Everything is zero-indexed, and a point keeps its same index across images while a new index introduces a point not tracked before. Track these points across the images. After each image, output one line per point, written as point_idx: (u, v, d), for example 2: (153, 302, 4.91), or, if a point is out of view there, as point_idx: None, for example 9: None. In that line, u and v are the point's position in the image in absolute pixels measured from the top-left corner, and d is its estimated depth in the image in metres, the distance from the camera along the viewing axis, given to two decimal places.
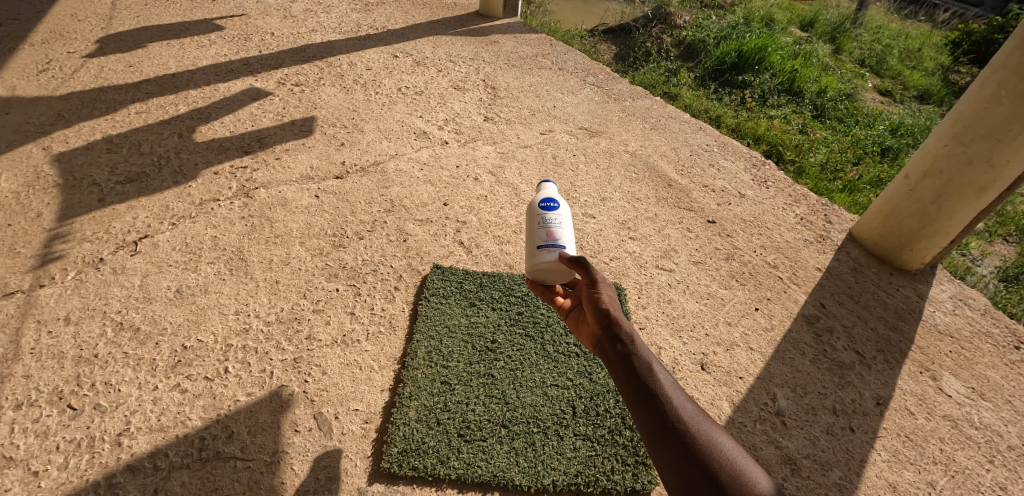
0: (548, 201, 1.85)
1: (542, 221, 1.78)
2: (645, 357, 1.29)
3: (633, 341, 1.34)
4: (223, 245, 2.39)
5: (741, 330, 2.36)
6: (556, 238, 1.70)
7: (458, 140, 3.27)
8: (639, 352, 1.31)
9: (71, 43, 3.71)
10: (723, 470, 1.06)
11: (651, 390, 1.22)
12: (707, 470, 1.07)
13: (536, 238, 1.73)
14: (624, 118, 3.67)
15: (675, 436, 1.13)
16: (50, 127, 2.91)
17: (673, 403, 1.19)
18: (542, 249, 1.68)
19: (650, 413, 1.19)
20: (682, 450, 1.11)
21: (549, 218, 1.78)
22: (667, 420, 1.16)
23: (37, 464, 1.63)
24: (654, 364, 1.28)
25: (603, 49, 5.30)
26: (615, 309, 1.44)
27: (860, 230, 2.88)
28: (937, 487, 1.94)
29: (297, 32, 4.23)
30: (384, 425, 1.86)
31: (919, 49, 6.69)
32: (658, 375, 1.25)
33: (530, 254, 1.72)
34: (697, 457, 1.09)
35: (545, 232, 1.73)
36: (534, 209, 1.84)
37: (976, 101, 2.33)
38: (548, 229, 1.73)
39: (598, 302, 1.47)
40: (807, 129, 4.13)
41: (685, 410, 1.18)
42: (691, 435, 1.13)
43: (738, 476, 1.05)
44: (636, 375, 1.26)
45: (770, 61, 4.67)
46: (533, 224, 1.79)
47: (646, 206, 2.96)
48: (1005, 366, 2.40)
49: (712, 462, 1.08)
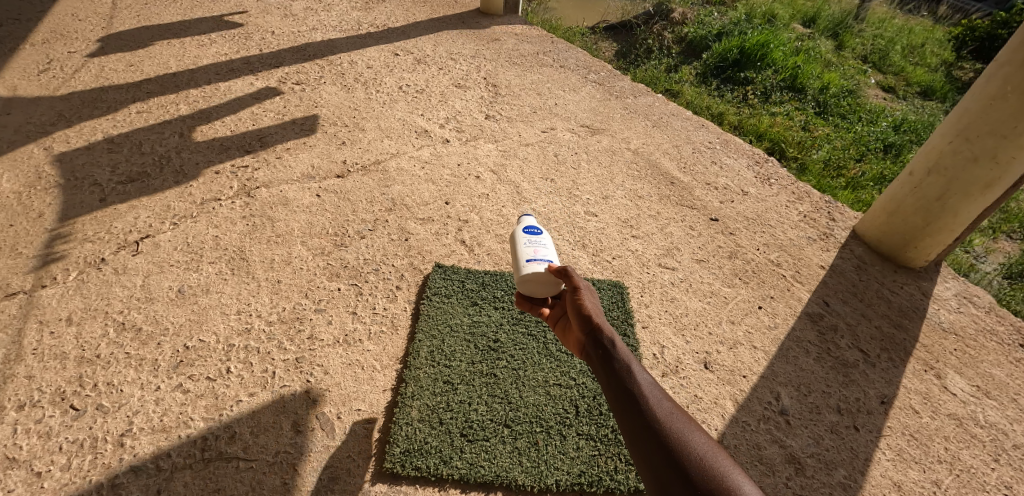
0: (529, 225, 1.89)
1: (525, 240, 1.80)
2: (624, 358, 1.29)
3: (613, 344, 1.34)
4: (224, 244, 2.39)
5: (744, 329, 2.35)
6: (542, 254, 1.72)
7: (460, 138, 3.26)
8: (619, 354, 1.30)
9: (71, 43, 3.70)
10: (696, 465, 1.04)
11: (628, 390, 1.21)
12: (680, 467, 1.04)
13: (521, 255, 1.73)
14: (626, 115, 3.66)
15: (650, 435, 1.12)
16: (51, 127, 2.90)
17: (649, 402, 1.18)
18: (530, 262, 1.68)
19: (627, 413, 1.17)
20: (657, 447, 1.09)
21: (532, 238, 1.81)
22: (643, 419, 1.15)
23: (40, 465, 1.63)
24: (633, 365, 1.27)
25: (604, 46, 5.27)
26: (597, 314, 1.44)
27: (864, 228, 2.86)
28: (942, 486, 1.92)
29: (297, 30, 4.22)
30: (386, 425, 1.85)
31: (922, 45, 6.65)
32: (636, 376, 1.24)
33: (517, 268, 1.70)
34: (671, 453, 1.07)
35: (530, 249, 1.74)
36: (515, 232, 1.87)
37: (979, 98, 2.32)
38: (532, 247, 1.75)
39: (582, 306, 1.48)
40: (809, 126, 4.11)
41: (661, 409, 1.17)
42: (666, 433, 1.11)
43: (711, 470, 1.03)
44: (614, 375, 1.26)
45: (772, 57, 4.65)
46: (516, 244, 1.80)
47: (648, 204, 2.95)
48: (1010, 365, 2.39)
49: (685, 458, 1.06)
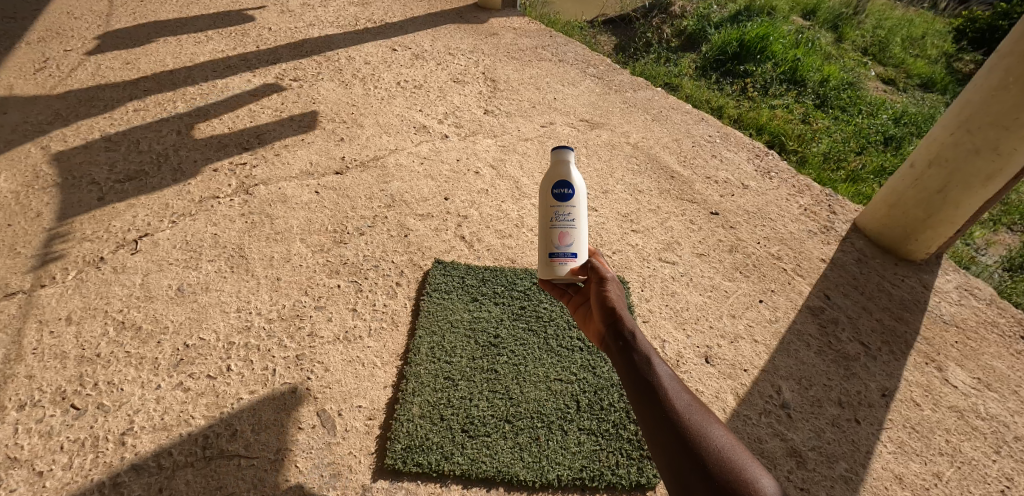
0: (565, 189, 1.61)
1: (554, 218, 1.61)
2: (644, 350, 1.26)
3: (633, 334, 1.31)
4: (223, 242, 2.38)
5: (744, 323, 2.35)
6: (571, 244, 1.59)
7: (458, 133, 3.25)
8: (637, 343, 1.28)
9: (67, 41, 3.68)
10: (715, 458, 1.04)
11: (648, 382, 1.19)
12: (699, 462, 1.04)
13: (548, 242, 1.59)
14: (625, 109, 3.64)
15: (668, 427, 1.11)
16: (48, 126, 2.89)
17: (668, 394, 1.16)
18: (555, 260, 1.58)
19: (647, 405, 1.16)
20: (675, 440, 1.09)
21: (564, 215, 1.61)
22: (663, 411, 1.14)
23: (41, 465, 1.63)
24: (652, 356, 1.25)
25: (603, 40, 5.23)
26: (620, 304, 1.40)
27: (864, 220, 2.85)
28: (943, 478, 1.93)
29: (295, 26, 4.20)
30: (387, 422, 1.85)
31: (922, 37, 6.62)
32: (655, 367, 1.22)
33: (541, 260, 1.61)
34: (689, 445, 1.07)
35: (558, 236, 1.59)
36: (547, 198, 1.63)
37: (984, 87, 2.30)
38: (560, 232, 1.59)
39: (604, 295, 1.44)
40: (809, 119, 4.09)
41: (680, 401, 1.15)
42: (685, 426, 1.11)
43: (729, 463, 1.03)
44: (633, 366, 1.24)
45: (771, 50, 4.62)
46: (546, 220, 1.62)
47: (648, 198, 2.94)
48: (1011, 357, 2.39)
49: (703, 451, 1.06)
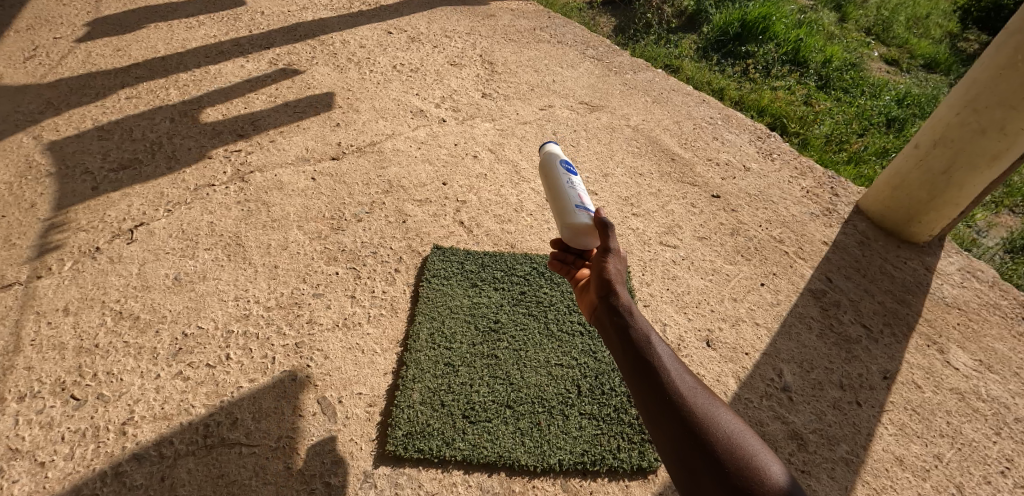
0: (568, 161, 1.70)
1: (568, 182, 1.63)
2: (642, 327, 1.18)
3: (629, 309, 1.23)
4: (219, 230, 2.36)
5: (746, 306, 2.33)
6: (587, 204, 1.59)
7: (456, 117, 3.20)
8: (634, 323, 1.19)
9: (57, 29, 3.62)
10: (722, 444, 0.96)
11: (649, 362, 1.11)
12: (707, 447, 0.96)
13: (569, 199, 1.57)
14: (625, 92, 3.59)
15: (672, 411, 1.03)
16: (39, 116, 2.84)
17: (670, 373, 1.08)
18: (576, 210, 1.54)
19: (648, 388, 1.08)
20: (679, 422, 1.01)
21: (573, 179, 1.65)
22: (666, 396, 1.05)
23: (42, 456, 1.62)
24: (651, 335, 1.17)
25: (603, 22, 5.02)
26: (618, 279, 1.31)
27: (867, 203, 2.82)
28: (943, 460, 1.93)
29: (286, 10, 4.12)
30: (388, 408, 1.84)
31: (927, 16, 6.49)
32: (655, 346, 1.14)
33: (562, 211, 1.56)
34: (694, 429, 0.99)
35: (576, 195, 1.59)
36: (553, 169, 1.68)
37: (992, 66, 2.24)
38: (578, 191, 1.60)
39: (604, 274, 1.32)
40: (811, 100, 4.04)
41: (684, 383, 1.07)
42: (690, 411, 1.02)
43: (740, 451, 0.96)
44: (634, 348, 1.15)
45: (774, 31, 4.53)
46: (561, 185, 1.62)
47: (648, 181, 2.91)
48: (1013, 338, 2.38)
49: (710, 437, 0.98)
